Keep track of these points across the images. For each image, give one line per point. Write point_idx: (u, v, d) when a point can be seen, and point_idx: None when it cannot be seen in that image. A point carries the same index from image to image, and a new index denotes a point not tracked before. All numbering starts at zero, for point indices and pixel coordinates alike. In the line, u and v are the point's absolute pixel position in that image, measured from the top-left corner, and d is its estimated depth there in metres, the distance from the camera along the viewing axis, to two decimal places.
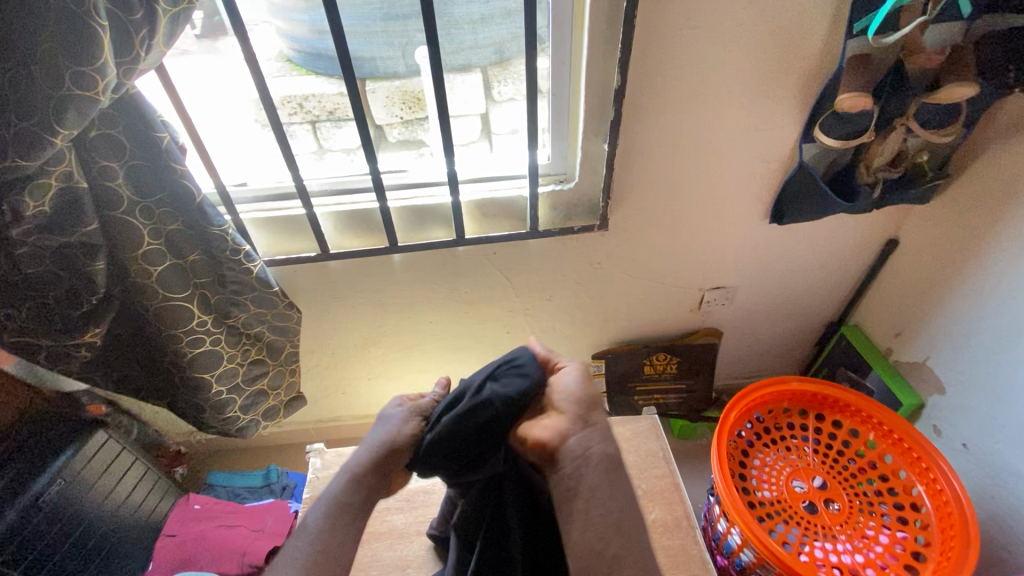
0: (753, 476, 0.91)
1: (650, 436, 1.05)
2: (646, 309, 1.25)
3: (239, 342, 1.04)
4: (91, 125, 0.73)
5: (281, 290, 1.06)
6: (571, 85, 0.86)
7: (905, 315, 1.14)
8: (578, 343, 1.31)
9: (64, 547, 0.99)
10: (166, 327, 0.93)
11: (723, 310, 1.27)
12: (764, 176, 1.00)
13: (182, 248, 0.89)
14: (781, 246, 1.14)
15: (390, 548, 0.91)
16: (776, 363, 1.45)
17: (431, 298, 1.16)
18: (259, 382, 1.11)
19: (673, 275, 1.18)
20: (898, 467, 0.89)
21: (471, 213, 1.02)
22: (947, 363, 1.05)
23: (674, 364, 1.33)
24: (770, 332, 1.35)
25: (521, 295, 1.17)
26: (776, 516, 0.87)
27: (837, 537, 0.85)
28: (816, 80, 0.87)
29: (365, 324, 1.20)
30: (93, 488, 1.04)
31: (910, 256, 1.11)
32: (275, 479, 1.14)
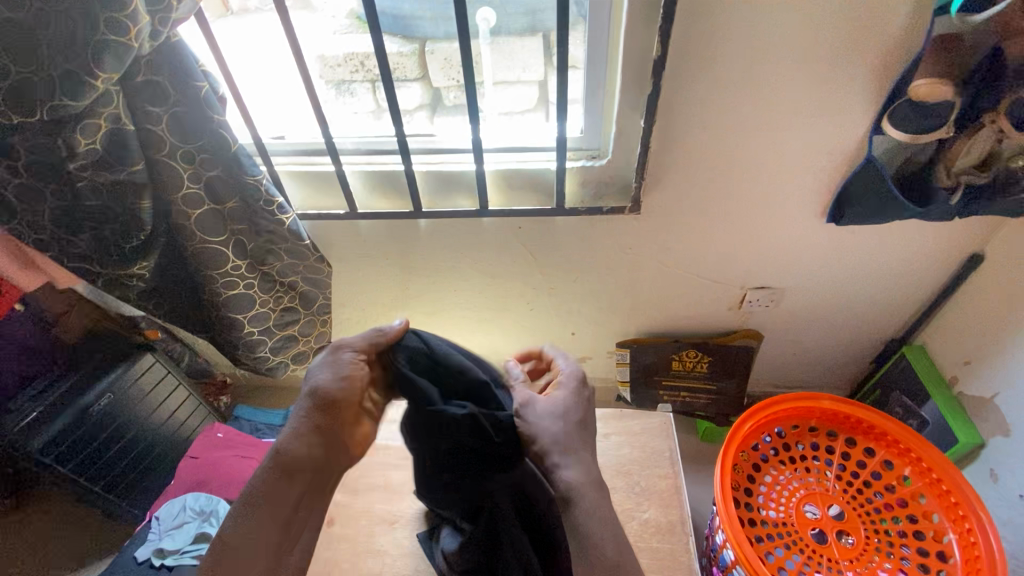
0: (760, 493, 0.85)
1: (659, 434, 1.01)
2: (679, 303, 1.18)
3: (271, 288, 1.10)
4: (137, 71, 0.77)
5: (313, 244, 1.10)
6: (608, 54, 0.80)
7: (978, 342, 1.00)
8: (604, 329, 1.26)
9: (112, 453, 1.12)
10: (205, 268, 1.00)
11: (766, 312, 1.18)
12: (824, 169, 0.89)
13: (220, 195, 0.94)
14: (839, 249, 1.03)
15: (384, 501, 0.95)
16: (823, 377, 1.33)
17: (456, 266, 1.16)
18: (289, 328, 1.18)
19: (712, 269, 1.10)
20: (931, 510, 0.80)
21: (497, 184, 0.99)
22: (1018, 404, 0.92)
23: (705, 363, 1.25)
24: (819, 342, 1.23)
25: (547, 273, 1.14)
26: (778, 538, 0.81)
27: (842, 572, 0.78)
28: (896, 63, 0.75)
29: (393, 285, 1.22)
30: (141, 403, 1.16)
31: (995, 276, 0.97)
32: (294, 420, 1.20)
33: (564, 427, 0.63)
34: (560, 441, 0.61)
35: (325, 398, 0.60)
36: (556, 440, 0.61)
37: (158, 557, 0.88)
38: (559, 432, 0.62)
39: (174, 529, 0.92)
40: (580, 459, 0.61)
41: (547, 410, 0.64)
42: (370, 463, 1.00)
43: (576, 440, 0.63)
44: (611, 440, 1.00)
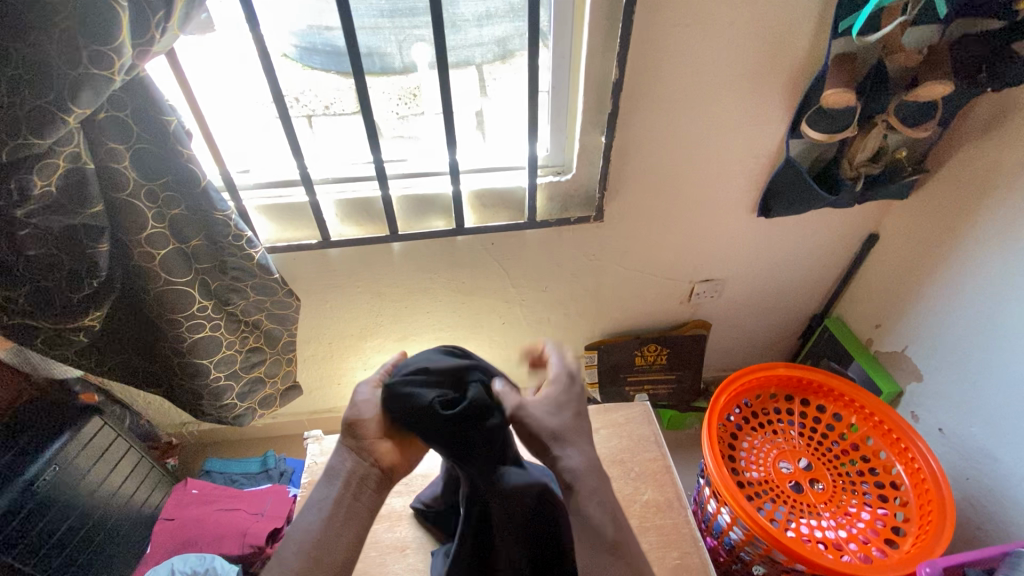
0: (742, 458, 0.95)
1: (642, 421, 1.08)
2: (639, 301, 1.28)
3: (237, 328, 1.05)
4: (100, 108, 0.74)
5: (281, 278, 1.07)
6: (570, 78, 0.90)
7: (885, 307, 1.19)
8: (571, 334, 1.34)
9: (57, 537, 0.99)
10: (168, 313, 0.93)
11: (712, 302, 1.31)
12: (753, 171, 1.04)
13: (185, 232, 0.89)
14: (768, 239, 1.19)
15: (390, 529, 0.92)
16: (761, 356, 1.49)
17: (429, 287, 1.17)
18: (256, 369, 1.12)
19: (666, 267, 1.21)
20: (879, 448, 0.94)
21: (471, 203, 1.05)
22: (923, 352, 1.11)
23: (664, 356, 1.36)
24: (757, 324, 1.39)
25: (517, 286, 1.20)
26: (764, 495, 0.90)
27: (822, 514, 0.88)
28: (802, 79, 0.91)
29: (364, 313, 1.21)
30: (85, 478, 1.04)
31: (890, 251, 1.17)
32: (272, 464, 1.13)
33: (563, 420, 0.63)
34: (559, 424, 0.62)
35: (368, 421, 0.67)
36: (541, 421, 0.62)
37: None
38: (559, 426, 0.62)
39: None
40: (582, 445, 0.62)
41: (540, 409, 0.63)
42: None
43: (577, 431, 0.63)
44: (600, 434, 1.06)
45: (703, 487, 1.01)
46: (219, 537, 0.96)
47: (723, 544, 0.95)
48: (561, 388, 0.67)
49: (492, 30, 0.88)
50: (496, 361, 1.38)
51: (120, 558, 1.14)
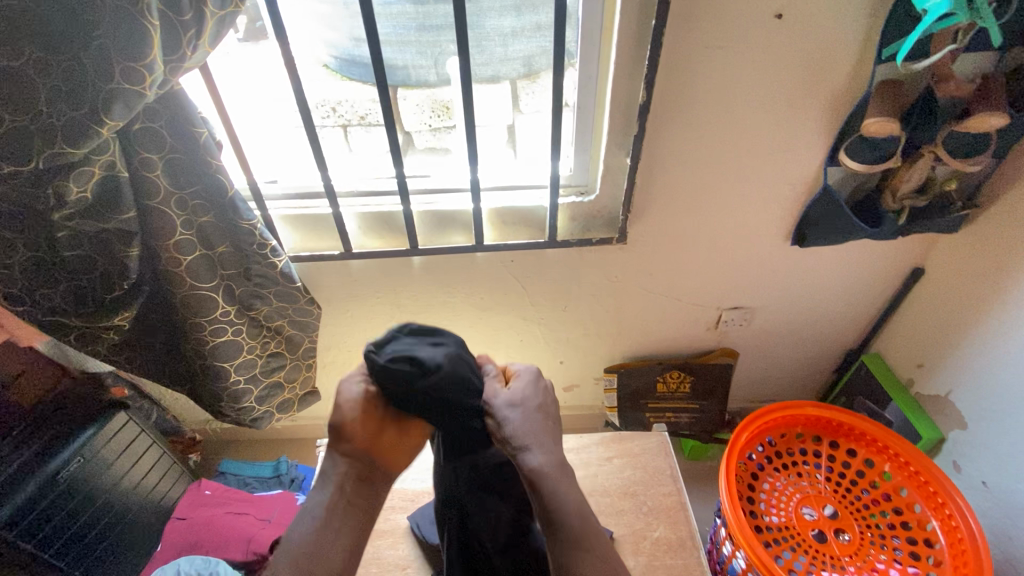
0: (761, 500, 0.90)
1: (658, 452, 1.04)
2: (663, 326, 1.24)
3: (259, 334, 1.07)
4: (136, 118, 0.77)
5: (302, 286, 1.08)
6: (597, 98, 0.88)
7: (929, 346, 1.12)
8: (591, 355, 1.31)
9: (77, 525, 1.03)
10: (192, 316, 0.96)
11: (740, 331, 1.26)
12: (786, 198, 1.00)
13: (212, 240, 0.92)
14: (802, 268, 1.13)
15: (392, 546, 0.92)
16: (792, 388, 1.42)
17: (447, 302, 1.17)
18: (275, 374, 1.14)
19: (690, 293, 1.17)
20: (913, 501, 0.87)
21: (491, 220, 1.04)
22: (969, 397, 1.03)
23: (687, 383, 1.31)
24: (788, 355, 1.33)
25: (536, 304, 1.18)
26: (783, 541, 0.85)
27: (845, 568, 0.83)
28: (843, 104, 0.87)
29: (383, 324, 1.22)
30: (108, 470, 1.08)
31: (937, 286, 1.09)
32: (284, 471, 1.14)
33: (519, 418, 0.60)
34: (518, 424, 0.60)
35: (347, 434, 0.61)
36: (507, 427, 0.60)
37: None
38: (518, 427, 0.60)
39: None
40: (546, 444, 0.60)
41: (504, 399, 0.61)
42: None
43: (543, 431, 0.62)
44: (613, 463, 1.03)
45: (719, 527, 0.96)
46: (226, 541, 0.96)
47: None
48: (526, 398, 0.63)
49: (519, 47, 0.87)
50: None
51: (137, 550, 1.17)
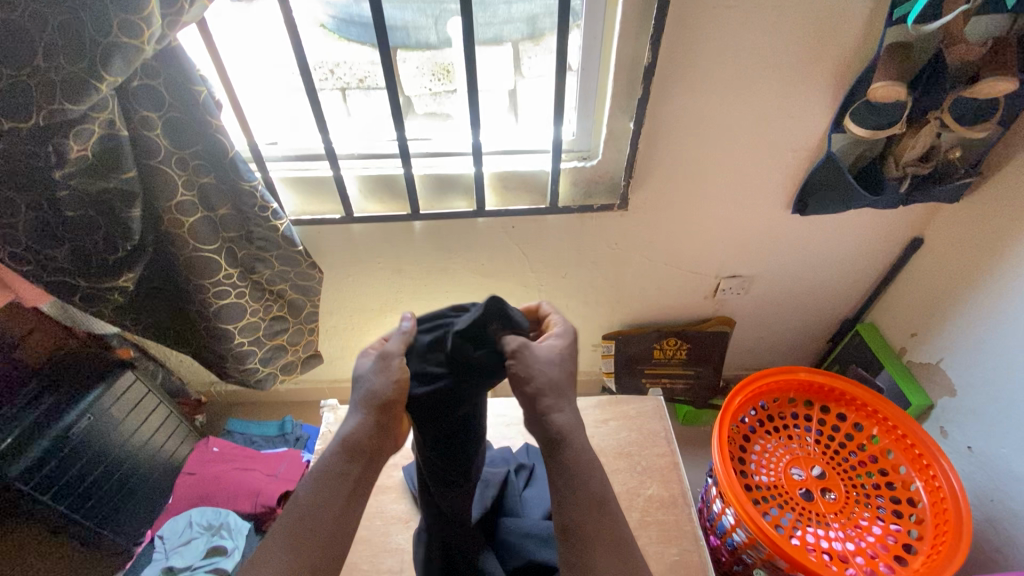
0: (752, 461, 0.93)
1: (653, 415, 1.07)
2: (661, 294, 1.25)
3: (263, 297, 1.08)
4: (133, 76, 0.76)
5: (304, 250, 1.09)
6: (601, 60, 0.86)
7: (923, 315, 1.13)
8: (589, 322, 1.32)
9: (90, 479, 1.06)
10: (195, 278, 0.97)
11: (737, 299, 1.27)
12: (789, 165, 0.99)
13: (213, 201, 0.92)
14: (801, 237, 1.13)
15: (395, 500, 0.95)
16: (785, 357, 1.45)
17: (448, 267, 1.18)
18: (278, 337, 1.16)
19: (689, 261, 1.18)
20: (899, 463, 0.91)
21: (493, 185, 1.04)
22: (960, 365, 1.05)
23: (683, 351, 1.34)
24: (783, 324, 1.35)
25: (536, 271, 1.19)
26: (772, 500, 0.88)
27: (830, 524, 0.86)
28: (850, 68, 0.85)
29: (384, 289, 1.23)
30: (118, 428, 1.11)
31: (935, 256, 1.10)
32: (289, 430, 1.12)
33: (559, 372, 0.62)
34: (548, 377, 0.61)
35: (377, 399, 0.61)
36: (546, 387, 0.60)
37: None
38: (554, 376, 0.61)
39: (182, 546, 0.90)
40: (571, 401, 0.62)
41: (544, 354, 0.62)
42: None
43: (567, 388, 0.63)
44: (609, 425, 1.06)
45: (710, 486, 0.99)
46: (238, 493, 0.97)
47: (726, 545, 0.93)
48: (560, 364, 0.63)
49: (523, 7, 0.85)
50: None
51: (149, 504, 1.22)
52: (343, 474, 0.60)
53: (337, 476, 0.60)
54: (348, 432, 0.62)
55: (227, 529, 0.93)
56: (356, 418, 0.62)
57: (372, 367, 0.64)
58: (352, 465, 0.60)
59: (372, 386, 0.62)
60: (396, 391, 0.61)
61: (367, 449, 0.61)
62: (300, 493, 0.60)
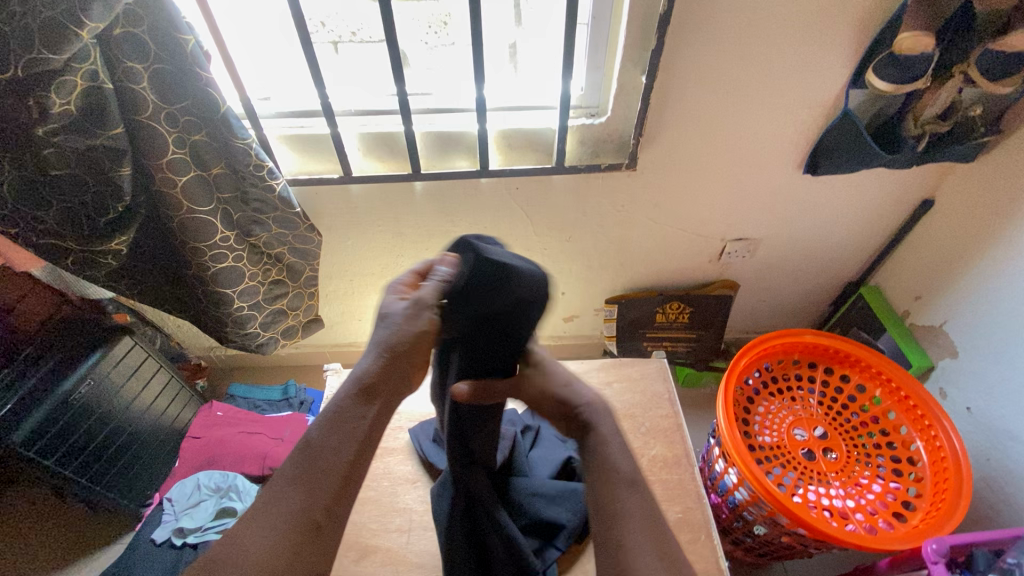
0: (755, 422, 0.94)
1: (658, 378, 1.07)
2: (666, 257, 1.24)
3: (260, 261, 1.06)
4: (114, 22, 0.71)
5: (302, 212, 1.06)
6: (613, 8, 0.82)
7: (930, 278, 1.13)
8: (593, 287, 1.31)
9: (95, 444, 1.06)
10: (191, 240, 0.94)
11: (742, 263, 1.26)
12: (804, 123, 0.96)
13: (206, 160, 0.88)
14: (810, 198, 1.11)
15: (402, 462, 0.96)
16: (786, 320, 1.45)
17: (450, 230, 1.15)
18: (278, 302, 1.14)
19: (696, 223, 1.16)
20: (900, 423, 0.92)
21: (497, 143, 1.01)
22: (964, 328, 1.05)
23: (687, 314, 1.33)
24: (787, 287, 1.34)
25: (540, 235, 1.17)
26: (774, 459, 0.90)
27: (831, 482, 0.88)
28: (874, 18, 0.81)
29: (385, 252, 1.20)
30: (120, 393, 1.10)
31: (945, 218, 1.08)
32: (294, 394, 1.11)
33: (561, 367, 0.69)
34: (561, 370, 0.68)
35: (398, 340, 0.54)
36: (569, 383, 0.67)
37: (179, 537, 0.87)
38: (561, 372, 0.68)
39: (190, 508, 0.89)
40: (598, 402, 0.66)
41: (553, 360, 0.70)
42: (383, 427, 1.00)
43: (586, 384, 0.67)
44: (614, 388, 1.06)
45: (713, 446, 1.01)
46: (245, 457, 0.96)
47: (727, 502, 0.95)
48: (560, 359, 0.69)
49: None
50: None
51: (156, 467, 1.22)
52: (357, 422, 0.52)
53: (352, 422, 0.52)
54: (372, 360, 0.54)
55: (235, 493, 0.93)
56: (370, 358, 0.54)
57: (396, 308, 0.56)
58: (368, 409, 0.53)
59: (399, 328, 0.54)
60: (418, 335, 0.55)
61: (386, 392, 0.54)
62: (311, 438, 0.51)
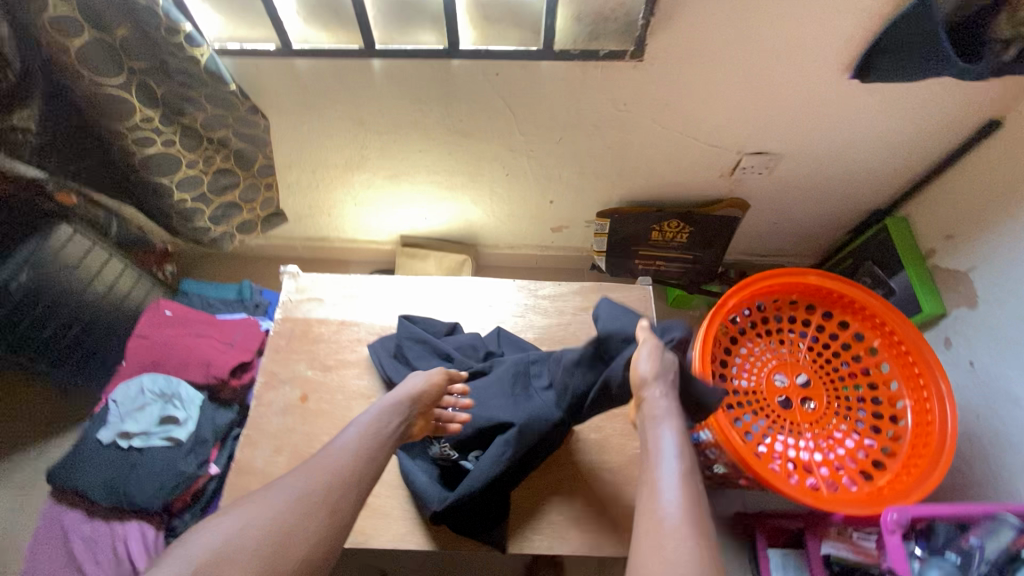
0: (734, 364, 0.87)
1: (639, 307, 0.98)
2: (670, 168, 1.08)
3: (199, 146, 0.93)
4: None
5: (241, 90, 0.90)
6: None
7: (968, 214, 0.98)
8: (584, 197, 1.17)
9: (50, 330, 1.05)
10: (104, 120, 0.82)
11: (757, 180, 1.10)
12: (863, 9, 0.75)
13: (103, 18, 0.73)
14: (851, 108, 0.92)
15: (358, 377, 0.91)
16: (796, 246, 1.32)
17: (420, 122, 0.98)
18: (228, 194, 1.03)
19: (710, 130, 0.98)
20: (892, 378, 0.84)
21: (471, 15, 0.81)
22: (993, 276, 0.93)
23: (686, 233, 1.20)
24: (804, 209, 1.19)
25: (525, 134, 1.00)
26: (746, 406, 0.84)
27: (802, 434, 0.83)
28: None
29: (348, 142, 1.05)
30: (70, 282, 1.04)
31: (1007, 144, 0.90)
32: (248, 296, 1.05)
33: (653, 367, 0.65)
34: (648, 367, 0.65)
35: (432, 383, 0.72)
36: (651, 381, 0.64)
37: (124, 440, 0.79)
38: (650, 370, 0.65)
39: (134, 413, 0.80)
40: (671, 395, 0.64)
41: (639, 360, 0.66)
42: (340, 339, 0.95)
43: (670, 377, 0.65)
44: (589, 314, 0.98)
45: None
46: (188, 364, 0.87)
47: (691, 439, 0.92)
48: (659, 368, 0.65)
49: None
50: (499, 216, 1.26)
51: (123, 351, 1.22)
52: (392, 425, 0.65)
53: (384, 425, 0.64)
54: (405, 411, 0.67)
55: (179, 399, 0.82)
56: (423, 381, 0.71)
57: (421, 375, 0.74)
58: (396, 425, 0.65)
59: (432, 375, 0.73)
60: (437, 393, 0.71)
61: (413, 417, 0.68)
62: (356, 439, 0.60)
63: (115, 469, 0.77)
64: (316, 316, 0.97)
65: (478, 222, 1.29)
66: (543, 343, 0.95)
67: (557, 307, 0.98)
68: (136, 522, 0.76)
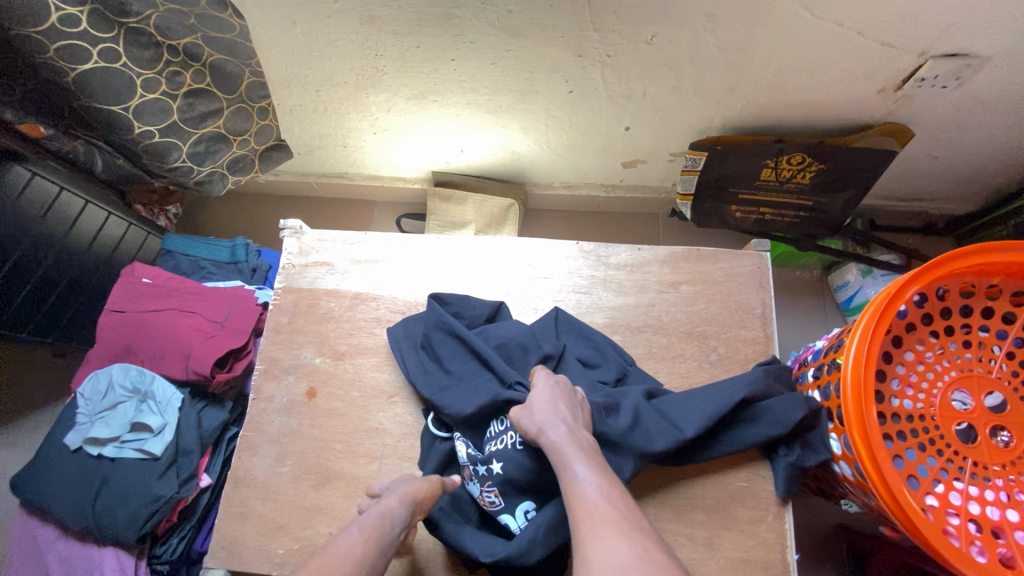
0: (895, 376, 0.61)
1: (751, 282, 0.72)
2: (807, 82, 0.75)
3: (156, 58, 0.70)
4: None
5: None
6: None
7: None
8: (675, 122, 0.87)
9: (26, 292, 0.87)
10: (12, 25, 0.61)
11: (933, 96, 0.76)
12: None
13: None
14: None
15: (376, 368, 0.71)
16: (956, 186, 0.98)
17: (452, 19, 0.69)
18: (211, 123, 0.82)
19: (889, 20, 0.64)
20: None
21: None
22: None
23: (810, 172, 0.89)
24: (988, 139, 0.84)
25: (601, 33, 0.69)
26: (909, 438, 0.59)
27: (988, 480, 0.58)
28: None
29: (355, 55, 0.77)
30: (39, 232, 0.86)
31: None
32: (243, 258, 0.97)
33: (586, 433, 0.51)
34: (541, 406, 0.52)
35: (440, 486, 0.57)
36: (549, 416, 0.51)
37: (95, 447, 0.72)
38: (540, 412, 0.52)
39: (105, 413, 0.72)
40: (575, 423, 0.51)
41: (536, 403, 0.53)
42: (355, 319, 0.74)
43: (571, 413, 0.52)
44: (681, 292, 0.72)
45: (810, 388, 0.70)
46: (167, 347, 0.76)
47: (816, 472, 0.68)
48: (551, 402, 0.53)
49: None
50: (554, 147, 0.98)
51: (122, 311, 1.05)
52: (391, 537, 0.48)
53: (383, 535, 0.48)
54: (409, 516, 0.51)
55: (153, 400, 0.73)
56: (429, 481, 0.56)
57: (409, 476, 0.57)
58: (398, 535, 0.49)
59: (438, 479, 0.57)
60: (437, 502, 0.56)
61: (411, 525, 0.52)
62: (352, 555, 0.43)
63: (85, 481, 0.70)
64: (328, 285, 0.76)
65: (528, 153, 1.01)
66: (616, 330, 0.71)
67: (638, 280, 0.73)
68: (112, 549, 0.71)
